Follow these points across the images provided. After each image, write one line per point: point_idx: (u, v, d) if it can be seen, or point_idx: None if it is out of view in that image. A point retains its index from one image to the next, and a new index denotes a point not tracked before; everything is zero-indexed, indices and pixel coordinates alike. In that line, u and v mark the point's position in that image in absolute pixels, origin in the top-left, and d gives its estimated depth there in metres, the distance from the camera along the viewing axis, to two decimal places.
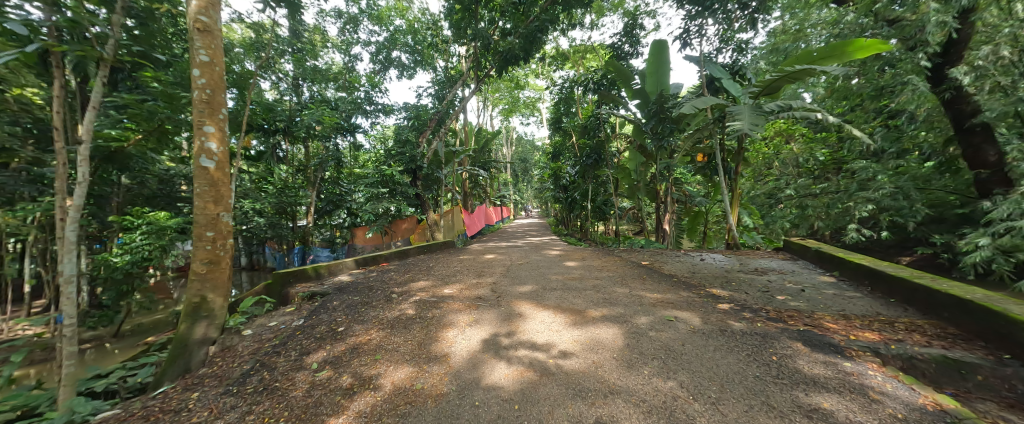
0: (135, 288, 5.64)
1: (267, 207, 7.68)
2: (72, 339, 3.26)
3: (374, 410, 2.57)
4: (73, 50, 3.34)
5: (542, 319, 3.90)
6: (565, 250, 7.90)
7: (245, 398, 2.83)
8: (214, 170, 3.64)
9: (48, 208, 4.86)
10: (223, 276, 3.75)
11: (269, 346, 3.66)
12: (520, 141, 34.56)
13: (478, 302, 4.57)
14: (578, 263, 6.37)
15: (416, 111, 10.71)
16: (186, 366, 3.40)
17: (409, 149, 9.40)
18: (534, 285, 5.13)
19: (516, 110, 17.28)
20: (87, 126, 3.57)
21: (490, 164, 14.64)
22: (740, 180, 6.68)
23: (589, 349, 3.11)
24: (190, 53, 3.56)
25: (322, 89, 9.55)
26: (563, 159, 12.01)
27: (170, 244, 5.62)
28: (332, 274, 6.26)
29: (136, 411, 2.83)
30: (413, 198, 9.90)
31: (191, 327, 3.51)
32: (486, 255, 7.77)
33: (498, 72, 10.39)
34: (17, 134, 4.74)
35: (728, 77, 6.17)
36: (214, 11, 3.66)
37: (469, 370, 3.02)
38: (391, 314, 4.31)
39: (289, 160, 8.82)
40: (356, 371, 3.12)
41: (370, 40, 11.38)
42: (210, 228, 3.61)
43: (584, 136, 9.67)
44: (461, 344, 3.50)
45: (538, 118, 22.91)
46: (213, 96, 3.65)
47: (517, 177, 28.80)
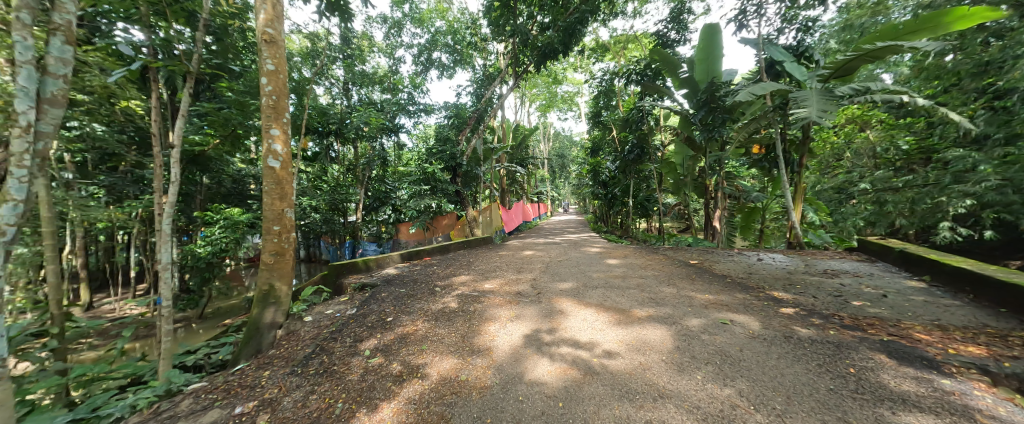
0: (215, 276, 6.35)
1: (321, 204, 8.27)
2: (168, 319, 3.75)
3: (421, 398, 2.69)
4: (166, 66, 3.82)
5: (584, 317, 3.82)
6: (605, 248, 7.70)
7: (308, 379, 3.08)
8: (280, 170, 3.99)
9: (149, 205, 5.63)
10: (287, 266, 4.11)
11: (327, 333, 3.95)
12: (557, 137, 34.10)
13: (518, 298, 4.59)
14: (620, 261, 6.17)
15: (456, 110, 10.95)
16: (258, 347, 3.77)
17: (450, 147, 9.68)
18: (575, 282, 5.06)
19: (554, 105, 17.07)
20: (178, 133, 4.08)
21: (528, 161, 14.62)
22: (805, 172, 6.06)
23: (636, 349, 3.00)
24: (260, 63, 3.92)
25: (369, 92, 10.10)
26: (602, 154, 11.68)
27: (243, 237, 6.24)
28: (379, 266, 6.62)
29: (218, 384, 3.19)
30: (453, 194, 10.18)
31: (261, 312, 3.88)
32: (524, 251, 7.78)
33: (537, 67, 10.31)
34: (124, 141, 5.53)
35: (791, 60, 5.61)
36: (278, 24, 4.00)
37: (512, 364, 3.05)
38: (435, 307, 4.47)
39: (341, 160, 9.44)
40: (405, 360, 3.28)
41: (413, 43, 11.80)
42: (276, 222, 3.97)
43: (625, 129, 9.32)
44: (503, 338, 3.54)
45: (576, 112, 22.41)
46: (278, 102, 3.98)
47: (554, 173, 28.51)
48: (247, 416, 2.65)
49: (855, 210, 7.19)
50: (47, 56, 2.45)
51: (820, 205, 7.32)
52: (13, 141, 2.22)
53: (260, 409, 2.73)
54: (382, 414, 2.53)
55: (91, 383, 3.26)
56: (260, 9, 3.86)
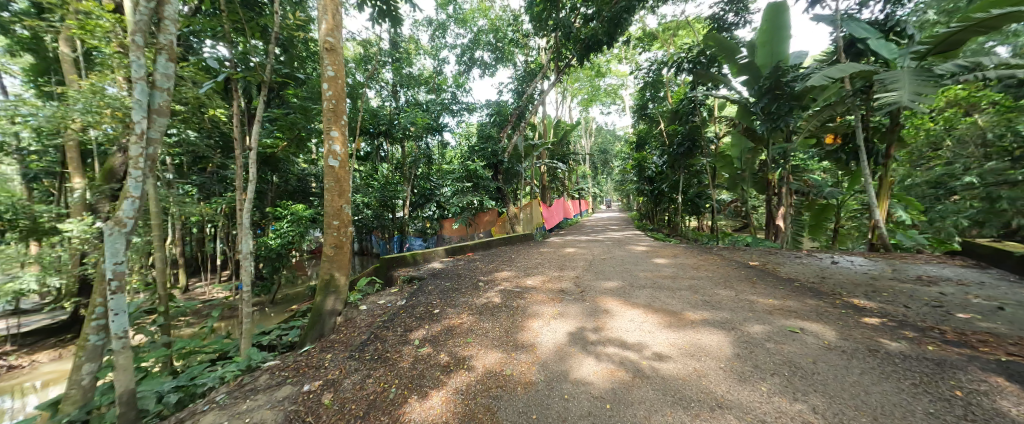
0: (283, 265, 7.04)
1: (372, 200, 8.77)
2: (247, 303, 4.23)
3: (468, 389, 2.77)
4: (245, 77, 4.29)
5: (631, 317, 3.68)
6: (651, 246, 7.36)
7: (364, 364, 3.31)
8: (338, 168, 4.30)
9: (231, 202, 6.38)
10: (345, 258, 4.44)
11: (380, 322, 4.21)
12: (599, 131, 33.08)
13: (562, 295, 4.54)
14: (669, 260, 5.86)
15: (498, 107, 11.06)
16: (321, 331, 4.11)
17: (491, 145, 9.84)
18: (621, 281, 4.90)
19: (596, 100, 16.58)
20: (255, 137, 4.56)
21: (569, 157, 14.37)
22: (892, 165, 5.34)
23: (690, 354, 2.83)
24: (322, 70, 4.25)
25: (416, 93, 10.53)
26: (648, 148, 11.12)
27: (306, 231, 6.83)
28: (426, 260, 6.93)
29: (289, 363, 3.53)
30: (495, 191, 10.36)
31: (323, 300, 4.21)
32: (566, 248, 7.70)
33: (580, 61, 10.09)
34: (211, 145, 6.32)
35: (877, 37, 4.91)
36: (337, 32, 4.29)
37: (556, 362, 3.03)
38: (479, 301, 4.57)
39: (390, 159, 9.97)
40: (451, 351, 3.39)
41: (456, 44, 12.08)
42: (335, 218, 4.29)
43: (674, 122, 8.81)
44: (547, 336, 3.52)
45: (620, 106, 21.57)
46: (337, 106, 4.29)
47: (596, 169, 27.72)
48: (313, 394, 2.90)
49: (957, 208, 6.33)
50: (155, 73, 2.85)
51: (910, 202, 6.38)
52: (131, 147, 2.63)
53: (325, 389, 2.98)
54: (432, 402, 2.64)
55: (189, 356, 3.77)
56: (322, 20, 4.18)
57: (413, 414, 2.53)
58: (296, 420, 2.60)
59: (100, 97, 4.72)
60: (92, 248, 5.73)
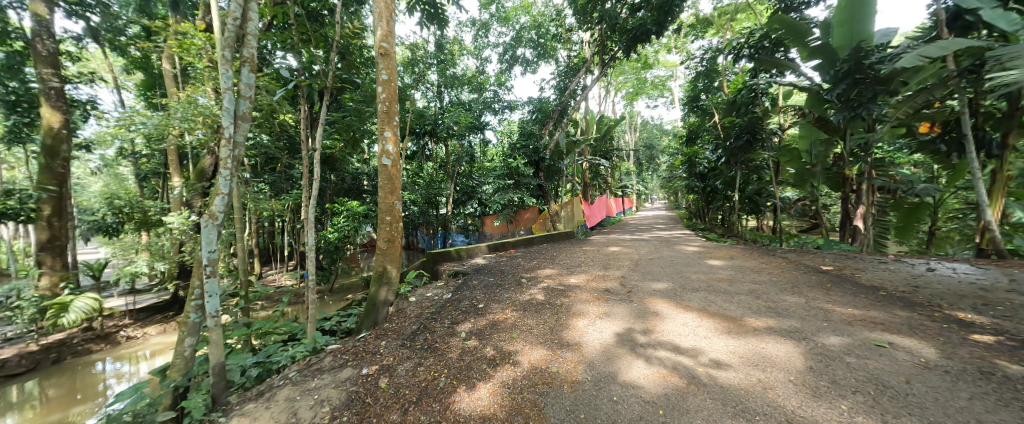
0: (340, 257, 7.61)
1: (418, 197, 9.11)
2: (312, 290, 4.64)
3: (515, 383, 2.81)
4: (311, 84, 4.68)
5: (684, 321, 3.50)
6: (704, 247, 6.93)
7: (415, 352, 3.48)
8: (391, 167, 4.54)
9: (296, 199, 7.04)
10: (396, 252, 4.68)
11: (429, 313, 4.40)
12: (644, 125, 31.62)
13: (607, 295, 4.43)
14: (725, 262, 5.48)
15: (540, 104, 11.03)
16: (376, 319, 4.39)
17: (533, 142, 9.88)
18: (671, 283, 4.67)
19: (643, 93, 15.84)
20: (318, 139, 4.96)
21: (612, 153, 13.93)
22: (1010, 157, 4.54)
23: (754, 364, 2.63)
24: (377, 75, 4.49)
25: (458, 93, 10.83)
26: (700, 142, 10.42)
27: (359, 225, 7.29)
28: (470, 256, 7.12)
29: (349, 347, 3.82)
30: (536, 189, 10.38)
31: (378, 290, 4.50)
32: (611, 247, 7.50)
33: (626, 52, 9.73)
34: (280, 147, 6.97)
35: (993, 6, 4.18)
36: (391, 38, 4.52)
37: (603, 362, 2.96)
38: (523, 297, 4.60)
39: (435, 157, 10.36)
40: (497, 345, 3.46)
41: (498, 42, 12.20)
42: (388, 213, 4.54)
43: (730, 114, 8.19)
44: (593, 335, 3.45)
45: (669, 97, 20.40)
46: (389, 107, 4.52)
47: (640, 165, 26.54)
48: (371, 378, 3.11)
49: None
50: (240, 83, 3.19)
51: None
52: (222, 150, 2.98)
53: (381, 373, 3.19)
54: (480, 393, 2.72)
55: (265, 336, 4.23)
56: (377, 27, 4.42)
57: (462, 403, 2.62)
58: (358, 400, 2.82)
59: (194, 107, 5.42)
60: (188, 237, 6.61)
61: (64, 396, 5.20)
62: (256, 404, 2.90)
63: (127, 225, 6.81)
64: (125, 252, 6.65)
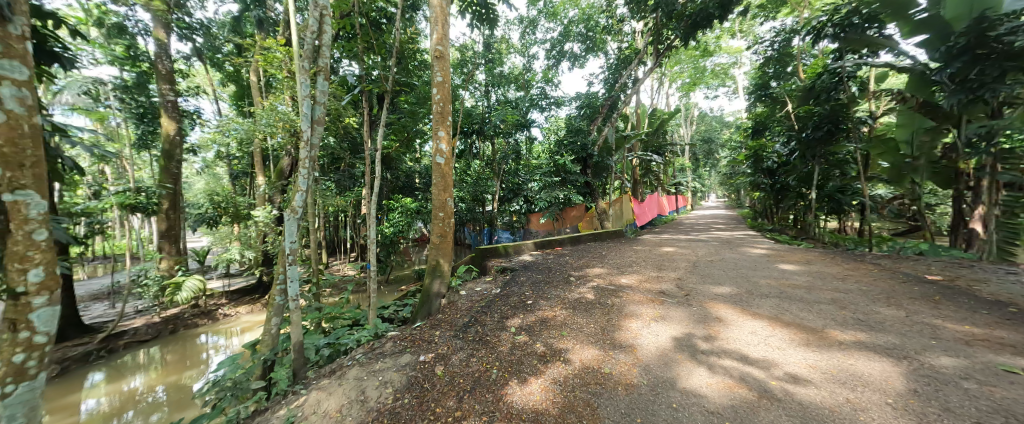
0: (394, 250, 8.09)
1: (466, 194, 9.40)
2: (374, 280, 5.00)
3: (566, 381, 2.79)
4: (374, 89, 5.03)
5: (753, 329, 3.23)
6: (772, 250, 6.33)
7: (467, 344, 3.60)
8: (444, 165, 4.72)
9: (358, 195, 7.65)
10: (448, 246, 4.85)
11: (479, 307, 4.54)
12: (702, 118, 29.44)
13: (663, 297, 4.23)
14: (800, 267, 4.95)
15: (589, 99, 10.78)
16: (429, 310, 4.61)
17: (581, 138, 9.72)
18: (736, 287, 4.33)
19: (701, 83, 14.76)
20: (378, 140, 5.38)
21: (665, 148, 13.19)
22: None
23: (840, 382, 2.35)
24: (432, 77, 4.69)
25: (505, 91, 10.97)
26: (769, 134, 9.47)
27: (412, 221, 7.71)
28: (517, 252, 7.21)
29: (406, 335, 4.05)
30: (583, 186, 10.22)
31: (430, 283, 4.71)
32: (664, 247, 7.15)
33: (683, 40, 9.13)
34: (344, 148, 7.61)
35: None
36: (445, 41, 4.69)
37: (660, 367, 2.83)
38: (572, 296, 4.56)
39: (482, 156, 10.62)
40: (547, 342, 3.46)
41: (546, 38, 12.12)
42: (440, 210, 4.73)
43: (808, 102, 7.36)
44: (648, 338, 3.32)
45: (732, 86, 18.74)
46: (443, 108, 4.68)
47: (696, 160, 24.76)
48: (428, 365, 3.29)
49: None
50: (316, 91, 3.51)
51: None
52: (300, 152, 3.34)
53: (436, 361, 3.35)
54: (532, 388, 2.75)
55: (335, 319, 4.67)
56: (433, 31, 4.62)
57: (515, 396, 2.67)
58: (417, 384, 3.00)
59: (275, 114, 6.11)
60: (271, 229, 7.50)
61: (177, 361, 6.18)
62: (330, 380, 3.23)
63: (223, 219, 7.88)
64: (222, 241, 7.82)
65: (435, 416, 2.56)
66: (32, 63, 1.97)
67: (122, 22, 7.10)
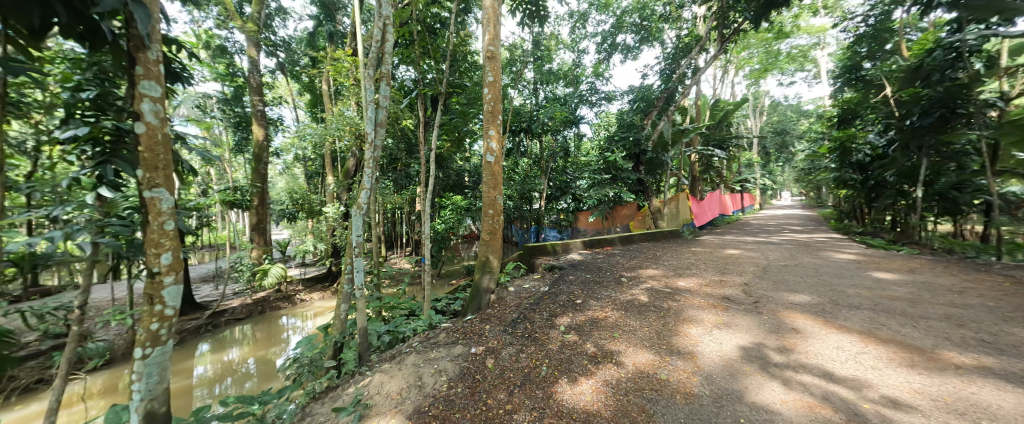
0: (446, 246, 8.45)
1: (513, 192, 9.51)
2: (428, 273, 5.27)
3: (618, 384, 2.71)
4: (429, 91, 5.30)
5: (839, 345, 2.84)
6: (861, 255, 5.52)
7: (516, 339, 3.65)
8: (494, 163, 4.81)
9: (413, 193, 8.13)
10: (497, 243, 4.93)
11: (528, 304, 4.57)
12: (774, 108, 26.48)
13: (727, 302, 3.91)
14: (900, 276, 4.26)
15: (642, 92, 10.29)
16: (479, 305, 4.74)
17: (634, 133, 9.33)
18: (816, 296, 3.85)
19: (773, 68, 13.30)
20: (433, 139, 5.64)
21: (729, 142, 12.09)
22: None
23: (957, 413, 1.97)
24: (483, 77, 4.80)
25: (554, 88, 10.89)
26: (860, 124, 8.26)
27: (461, 218, 8.00)
28: (565, 251, 7.13)
29: (458, 327, 4.22)
30: (635, 184, 9.83)
31: (481, 277, 4.85)
32: (728, 249, 6.59)
33: (753, 22, 8.28)
34: (401, 149, 8.13)
35: None
36: (497, 41, 4.77)
37: (725, 378, 2.61)
38: (624, 297, 4.40)
39: (530, 153, 10.66)
40: (598, 343, 3.38)
41: (597, 31, 11.78)
42: (490, 207, 4.82)
43: (913, 84, 6.26)
44: (710, 346, 3.09)
45: (813, 70, 16.57)
46: (494, 107, 4.77)
47: (767, 155, 22.34)
48: (479, 357, 3.39)
49: None
50: (378, 95, 3.76)
51: None
52: (366, 153, 3.64)
53: (487, 354, 3.44)
54: (582, 388, 2.71)
55: (393, 309, 5.01)
56: (485, 31, 4.72)
57: (565, 395, 2.65)
58: (469, 375, 3.12)
59: (343, 120, 6.72)
60: (339, 225, 8.28)
61: (263, 338, 7.08)
62: (391, 364, 3.48)
63: (301, 214, 8.87)
64: (300, 234, 8.83)
65: (487, 407, 2.64)
66: (163, 81, 2.35)
67: (223, 44, 8.28)
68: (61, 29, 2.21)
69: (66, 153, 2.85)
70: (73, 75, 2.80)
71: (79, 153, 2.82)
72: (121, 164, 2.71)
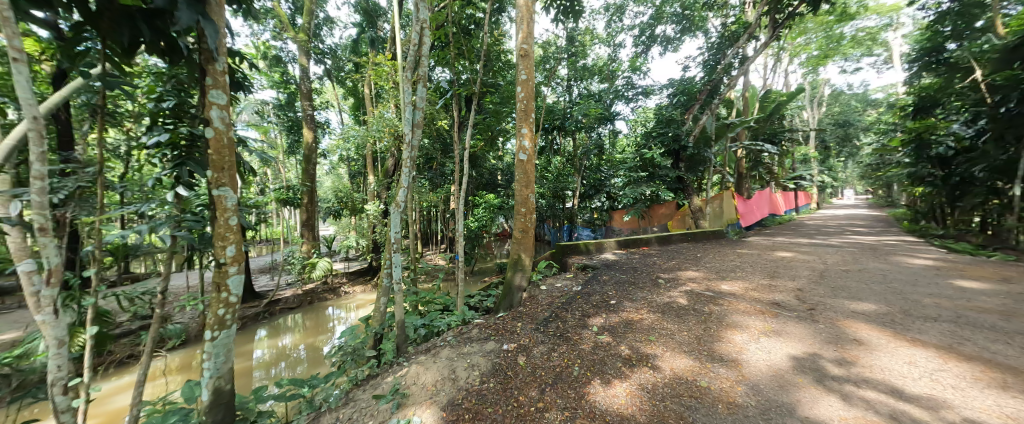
0: (478, 244, 8.59)
1: (545, 191, 9.46)
2: (461, 270, 5.39)
3: (655, 389, 2.61)
4: (464, 92, 5.42)
5: (911, 360, 2.54)
6: (941, 261, 4.87)
7: (549, 338, 3.63)
8: (526, 161, 4.81)
9: (448, 192, 8.36)
10: (529, 241, 4.94)
11: (560, 303, 4.52)
12: (835, 97, 24.08)
13: (777, 309, 3.62)
14: (991, 286, 3.71)
15: (683, 85, 9.81)
16: (511, 303, 4.77)
17: (673, 128, 8.94)
18: (884, 304, 3.46)
19: (834, 54, 12.09)
20: (467, 138, 5.75)
21: (781, 136, 11.18)
22: None
23: None
24: (517, 76, 4.82)
25: (588, 84, 10.69)
26: (942, 113, 7.29)
27: (494, 216, 8.11)
28: (599, 250, 6.99)
29: (491, 324, 4.27)
30: (675, 181, 9.43)
31: (513, 276, 4.88)
32: (778, 252, 6.10)
33: (810, 5, 7.59)
34: (437, 148, 8.39)
35: None
36: (530, 39, 4.76)
37: (774, 389, 2.42)
38: (661, 299, 4.22)
39: (563, 151, 10.55)
40: (633, 345, 3.27)
41: (634, 24, 11.38)
42: (523, 205, 4.84)
43: (1011, 66, 5.46)
44: (757, 354, 2.88)
45: (884, 54, 14.85)
46: (527, 105, 4.77)
47: (827, 149, 20.34)
48: (511, 353, 3.42)
49: None
50: (415, 98, 3.90)
51: None
52: (404, 153, 3.80)
53: (519, 351, 3.46)
54: (616, 391, 2.64)
55: (428, 303, 5.18)
56: (519, 30, 4.74)
57: (598, 397, 2.60)
58: (502, 371, 3.15)
59: (383, 122, 7.07)
60: (379, 221, 8.73)
61: (311, 327, 7.63)
62: (426, 356, 3.60)
63: (345, 211, 9.46)
64: (345, 230, 9.42)
65: (519, 404, 2.65)
66: (229, 90, 2.60)
67: (279, 54, 9.01)
68: (147, 46, 2.50)
69: (151, 156, 3.24)
70: (156, 87, 3.18)
71: (161, 156, 3.21)
72: (194, 166, 3.04)
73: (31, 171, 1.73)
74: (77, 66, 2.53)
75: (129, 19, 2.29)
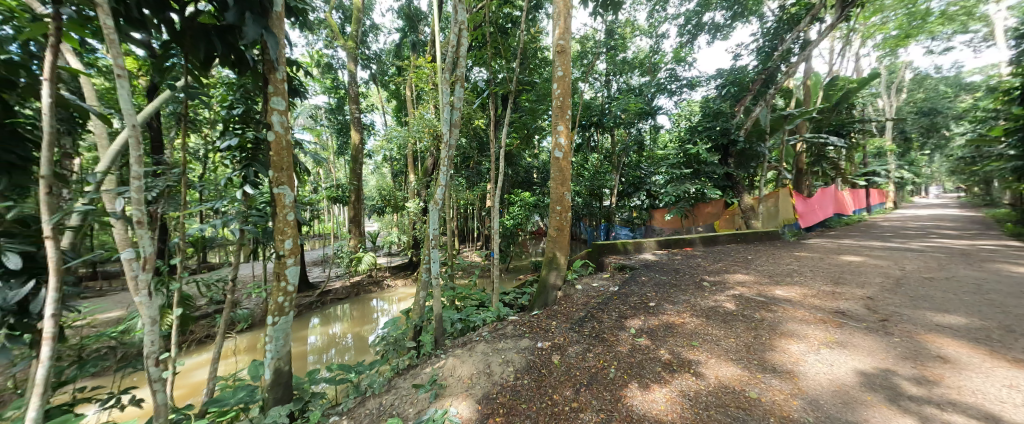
0: (513, 242, 8.65)
1: (582, 189, 9.30)
2: (496, 267, 5.45)
3: (697, 396, 2.48)
4: (501, 91, 5.46)
5: (1012, 383, 2.18)
6: None
7: (584, 338, 3.57)
8: (562, 159, 4.75)
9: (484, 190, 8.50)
10: (564, 240, 4.87)
11: (596, 303, 4.43)
12: (918, 82, 21.11)
13: (841, 318, 3.27)
14: None
15: (733, 75, 9.15)
16: (546, 301, 4.75)
17: (721, 122, 8.36)
18: (977, 318, 2.99)
19: (919, 32, 10.60)
20: (503, 137, 5.80)
21: (850, 127, 10.02)
22: None
23: None
24: (552, 72, 4.77)
25: (628, 78, 10.33)
26: None
27: (529, 214, 8.12)
28: (637, 250, 6.73)
29: (525, 321, 4.28)
30: (722, 178, 8.84)
31: (548, 274, 4.84)
32: (844, 256, 5.49)
33: None
34: (473, 147, 8.55)
35: None
36: (567, 34, 4.68)
37: (836, 407, 2.20)
38: (705, 303, 3.98)
39: (600, 148, 10.29)
40: (674, 350, 3.13)
41: (679, 12, 10.79)
42: (558, 203, 4.78)
43: None
44: (817, 367, 2.62)
45: (984, 30, 12.77)
46: (563, 102, 4.70)
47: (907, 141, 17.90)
48: (545, 352, 3.42)
49: None
50: (453, 98, 3.99)
51: None
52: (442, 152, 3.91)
53: (553, 350, 3.45)
54: (655, 396, 2.54)
55: (464, 298, 5.31)
56: (555, 26, 4.69)
57: (635, 401, 2.53)
58: (536, 369, 3.16)
59: (422, 122, 7.35)
60: (419, 218, 9.10)
61: (356, 317, 8.13)
62: (462, 350, 3.70)
63: (388, 209, 9.96)
64: (388, 226, 9.94)
65: (553, 402, 2.65)
66: (287, 97, 2.83)
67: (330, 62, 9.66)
68: (220, 59, 2.80)
69: (224, 158, 3.64)
70: (228, 96, 3.56)
71: (232, 158, 3.60)
72: (259, 166, 3.39)
73: (131, 172, 2.02)
74: (166, 80, 2.89)
75: (205, 34, 2.60)
